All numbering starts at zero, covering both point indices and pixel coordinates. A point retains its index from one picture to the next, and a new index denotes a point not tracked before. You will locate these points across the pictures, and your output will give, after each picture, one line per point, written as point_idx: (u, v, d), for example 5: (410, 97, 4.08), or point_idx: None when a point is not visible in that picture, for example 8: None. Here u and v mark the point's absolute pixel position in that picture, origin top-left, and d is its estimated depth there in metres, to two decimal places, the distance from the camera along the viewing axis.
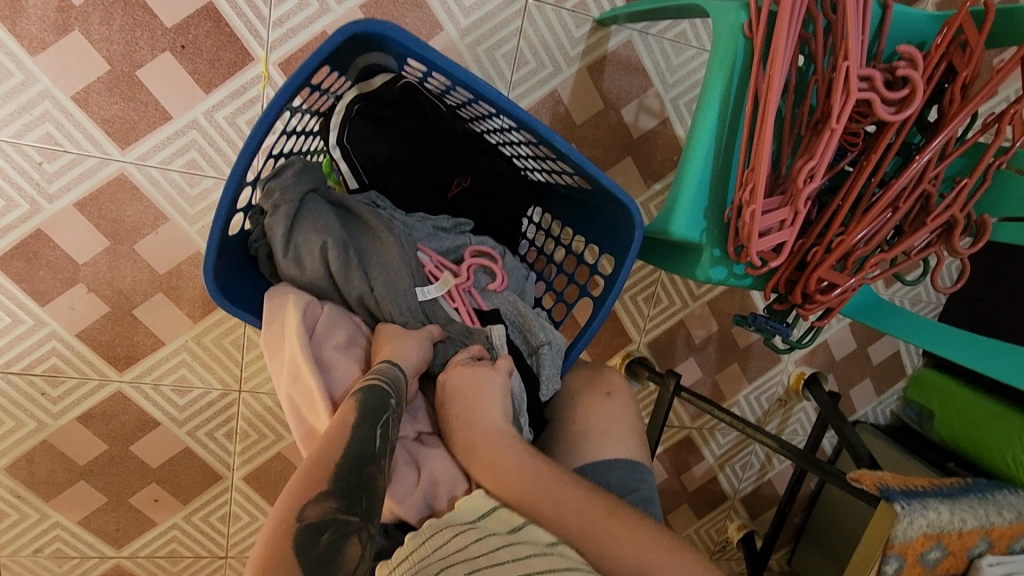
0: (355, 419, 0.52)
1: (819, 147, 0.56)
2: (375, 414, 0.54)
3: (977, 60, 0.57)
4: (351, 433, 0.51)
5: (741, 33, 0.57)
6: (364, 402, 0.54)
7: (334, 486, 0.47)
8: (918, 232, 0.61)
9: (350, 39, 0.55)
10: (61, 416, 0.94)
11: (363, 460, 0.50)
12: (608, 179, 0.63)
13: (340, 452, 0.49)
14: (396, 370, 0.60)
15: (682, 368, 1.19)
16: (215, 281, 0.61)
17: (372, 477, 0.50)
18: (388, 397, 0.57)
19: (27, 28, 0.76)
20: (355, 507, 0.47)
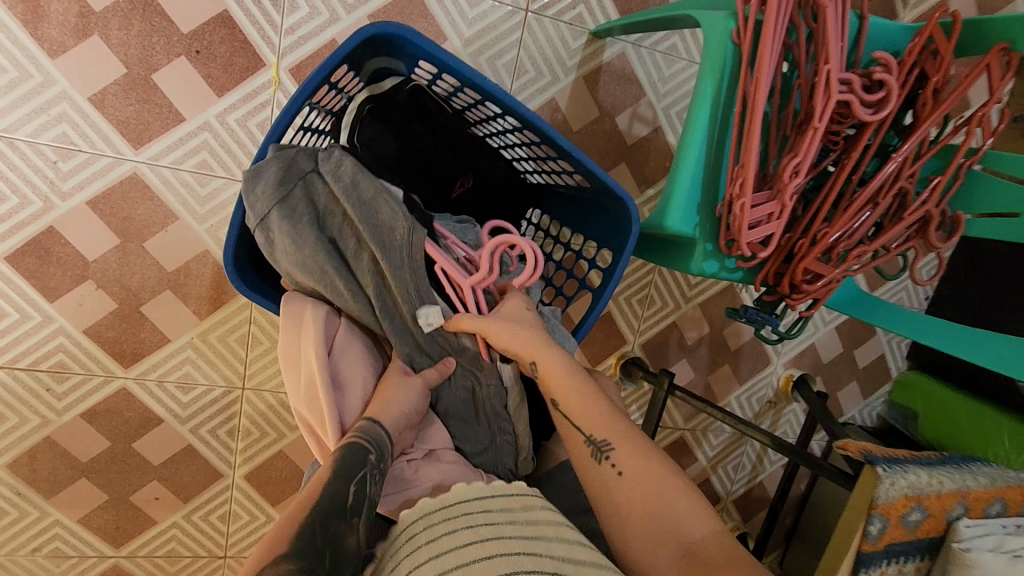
0: (329, 476, 0.53)
1: (803, 145, 0.60)
2: (351, 470, 0.54)
3: (946, 66, 0.61)
4: (323, 492, 0.51)
5: (729, 39, 0.61)
6: (343, 459, 0.55)
7: (294, 548, 0.46)
8: (897, 226, 0.65)
9: (367, 40, 0.59)
10: (66, 412, 0.95)
11: (332, 516, 0.50)
12: (606, 176, 0.67)
13: (303, 514, 0.49)
14: (379, 427, 0.59)
15: (675, 370, 1.22)
16: (235, 269, 0.65)
17: (341, 535, 0.49)
18: (368, 452, 0.56)
19: (48, 32, 0.79)
20: (320, 565, 0.46)
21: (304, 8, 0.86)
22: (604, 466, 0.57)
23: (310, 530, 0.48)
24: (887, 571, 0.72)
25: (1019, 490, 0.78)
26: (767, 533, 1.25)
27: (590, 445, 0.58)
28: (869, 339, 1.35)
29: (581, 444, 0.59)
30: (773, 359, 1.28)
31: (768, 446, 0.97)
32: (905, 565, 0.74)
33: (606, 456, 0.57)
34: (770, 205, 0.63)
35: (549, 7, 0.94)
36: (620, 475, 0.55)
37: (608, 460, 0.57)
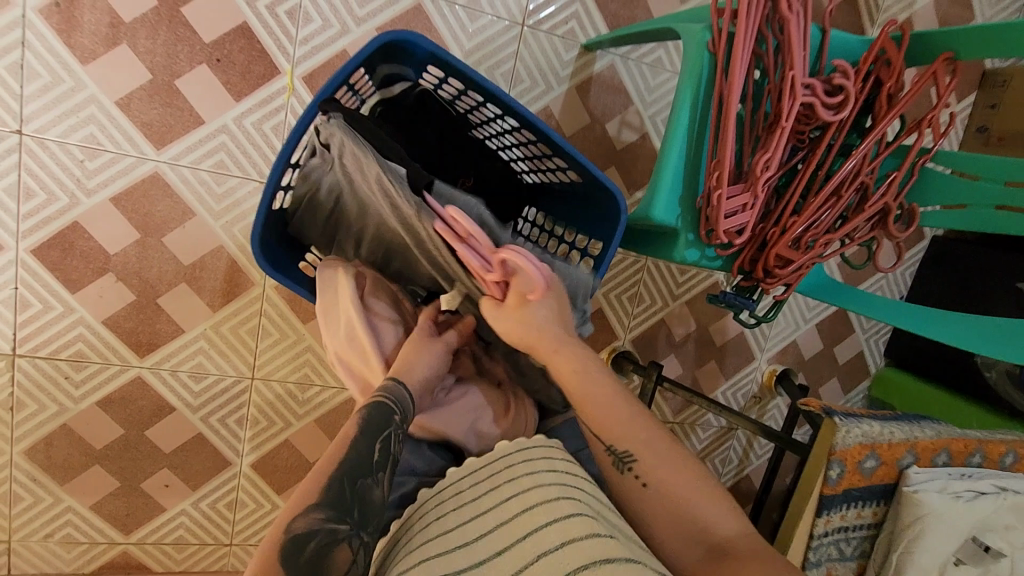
0: (356, 433, 0.56)
1: (773, 142, 0.67)
2: (376, 429, 0.58)
3: (898, 73, 0.69)
4: (350, 450, 0.55)
5: (706, 49, 0.69)
6: (372, 415, 0.59)
7: (322, 500, 0.50)
8: (859, 217, 0.72)
9: (382, 46, 0.66)
10: (83, 400, 0.99)
11: (357, 473, 0.53)
12: (598, 171, 0.73)
13: (333, 470, 0.52)
14: (402, 390, 0.63)
15: (664, 365, 1.27)
16: (261, 252, 0.71)
17: (367, 490, 0.53)
18: (394, 413, 0.60)
19: (80, 40, 0.86)
20: (347, 517, 0.50)
21: (317, 20, 0.93)
22: (628, 477, 0.59)
23: (338, 487, 0.51)
24: (847, 513, 0.82)
25: (960, 441, 0.89)
26: (755, 520, 1.31)
27: (611, 456, 0.60)
28: (849, 336, 1.40)
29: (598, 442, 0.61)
30: (757, 355, 1.34)
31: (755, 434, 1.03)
32: (863, 509, 0.85)
33: (628, 468, 0.59)
34: (744, 196, 0.69)
35: (544, 22, 1.02)
36: (645, 488, 0.58)
37: (630, 472, 0.59)
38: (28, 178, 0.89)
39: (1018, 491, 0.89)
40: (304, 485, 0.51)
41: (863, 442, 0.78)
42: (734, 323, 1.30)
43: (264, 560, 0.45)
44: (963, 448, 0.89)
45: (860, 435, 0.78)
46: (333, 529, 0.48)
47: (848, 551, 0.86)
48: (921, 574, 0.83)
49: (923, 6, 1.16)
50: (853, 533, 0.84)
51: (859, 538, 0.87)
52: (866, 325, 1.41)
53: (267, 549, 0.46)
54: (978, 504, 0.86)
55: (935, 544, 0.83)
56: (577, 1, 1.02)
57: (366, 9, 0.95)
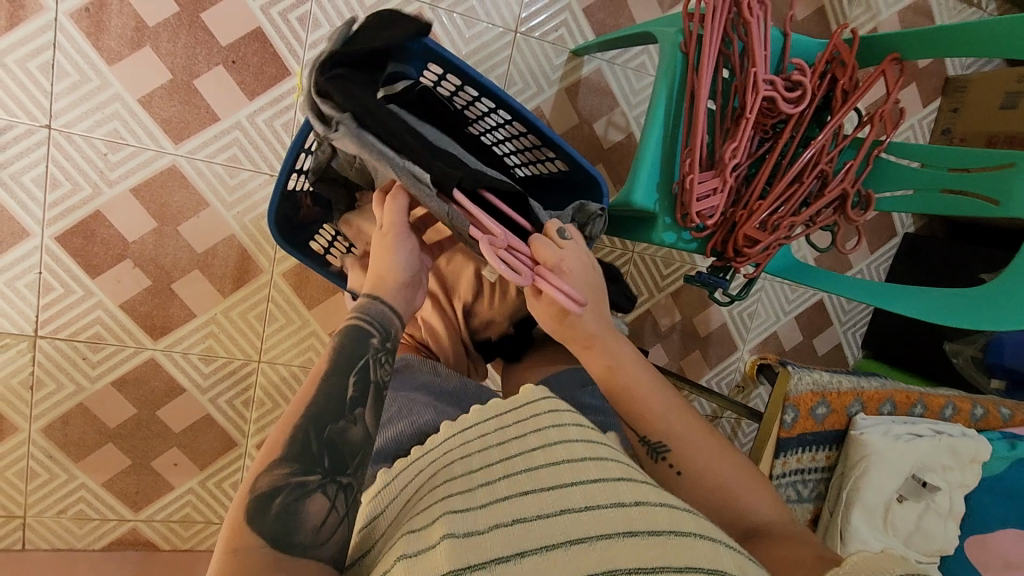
0: (328, 371, 0.56)
1: (739, 132, 0.75)
2: (349, 364, 0.58)
3: (850, 71, 0.77)
4: (320, 392, 0.54)
5: (679, 49, 0.77)
6: (346, 341, 0.60)
7: (290, 451, 0.50)
8: (820, 200, 0.80)
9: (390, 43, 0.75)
10: (99, 380, 1.05)
11: (326, 418, 0.53)
12: (584, 159, 0.82)
13: (299, 418, 0.52)
14: (380, 305, 0.64)
15: (650, 353, 1.34)
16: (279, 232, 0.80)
17: (340, 432, 0.53)
18: (372, 336, 0.61)
19: (108, 43, 0.93)
20: (317, 467, 0.50)
21: (325, 26, 1.01)
22: (661, 465, 0.64)
23: (305, 438, 0.51)
24: (802, 456, 0.93)
25: (903, 393, 0.99)
26: None
27: (646, 446, 0.65)
28: (827, 329, 1.47)
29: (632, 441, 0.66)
30: (739, 345, 1.40)
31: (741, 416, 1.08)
32: (816, 452, 0.95)
33: (662, 457, 0.63)
34: (715, 181, 0.77)
35: (535, 29, 1.10)
36: (679, 475, 0.62)
37: (664, 460, 0.63)
38: (54, 169, 0.95)
39: (952, 434, 0.97)
40: (272, 437, 0.51)
41: (812, 380, 0.89)
42: (717, 314, 1.37)
43: (236, 520, 0.46)
44: (906, 399, 1.00)
45: (809, 375, 0.89)
46: (301, 482, 0.49)
47: (806, 493, 0.95)
48: (869, 512, 0.90)
49: (887, 18, 1.25)
50: (809, 475, 0.94)
51: (815, 481, 0.96)
52: (844, 318, 1.48)
53: (238, 509, 0.47)
54: (916, 443, 0.93)
55: (879, 479, 0.91)
56: (566, 10, 1.11)
57: (371, 16, 1.02)
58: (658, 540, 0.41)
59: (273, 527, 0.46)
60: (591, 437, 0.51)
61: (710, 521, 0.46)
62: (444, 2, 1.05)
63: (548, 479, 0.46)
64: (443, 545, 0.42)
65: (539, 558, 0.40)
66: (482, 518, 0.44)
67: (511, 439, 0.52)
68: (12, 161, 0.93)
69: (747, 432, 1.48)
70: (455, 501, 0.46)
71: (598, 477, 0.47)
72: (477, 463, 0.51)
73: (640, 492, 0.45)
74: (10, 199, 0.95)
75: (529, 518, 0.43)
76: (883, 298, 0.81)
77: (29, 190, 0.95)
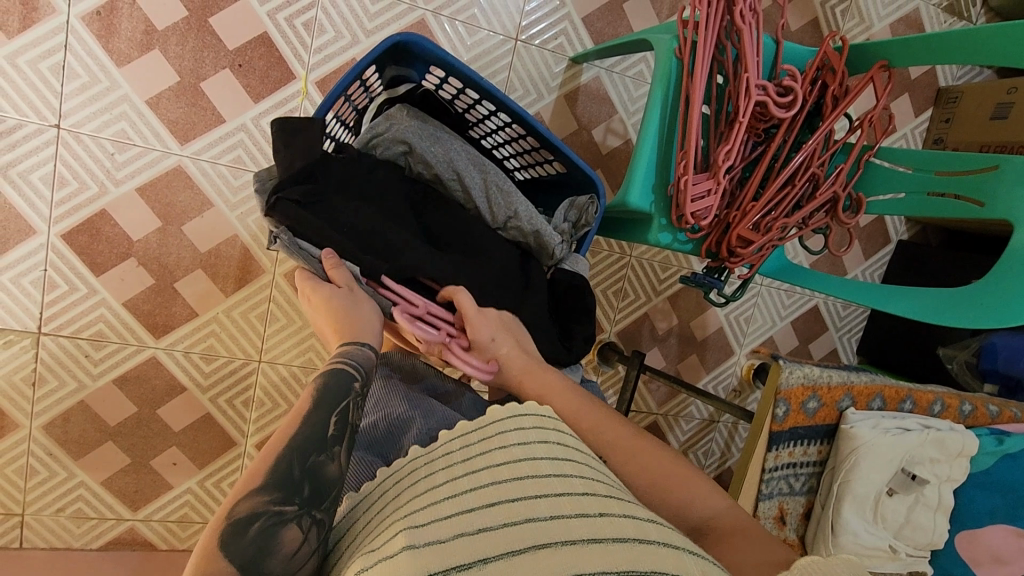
0: (311, 407, 0.54)
1: (732, 136, 0.77)
2: (334, 400, 0.56)
3: (840, 77, 0.79)
4: (304, 422, 0.53)
5: (673, 55, 0.79)
6: (329, 387, 0.56)
7: (270, 483, 0.48)
8: (811, 203, 0.82)
9: (394, 45, 0.76)
10: (100, 377, 1.06)
11: (310, 449, 0.51)
12: (581, 160, 0.83)
13: (280, 450, 0.50)
14: (362, 350, 0.62)
15: (647, 357, 1.35)
16: None
17: (320, 466, 0.52)
18: (355, 380, 0.59)
19: (118, 46, 0.95)
20: (296, 496, 0.49)
21: (330, 32, 1.03)
22: None
23: (286, 467, 0.49)
24: (794, 450, 0.94)
25: (893, 387, 1.00)
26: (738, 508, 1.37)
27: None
28: (823, 334, 1.48)
29: None
30: (736, 349, 1.42)
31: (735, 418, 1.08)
32: (808, 446, 0.96)
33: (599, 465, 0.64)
34: (708, 183, 0.79)
35: (535, 37, 1.13)
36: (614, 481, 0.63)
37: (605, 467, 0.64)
38: (62, 168, 0.97)
39: (940, 428, 0.98)
40: (249, 473, 0.49)
41: (804, 373, 0.90)
42: (714, 318, 1.38)
43: (208, 550, 0.44)
44: (895, 394, 1.01)
45: (802, 368, 0.89)
46: (279, 511, 0.47)
47: (797, 486, 0.97)
48: (858, 502, 0.93)
49: (880, 29, 1.28)
50: (801, 468, 0.95)
51: (806, 475, 0.97)
52: (839, 323, 1.49)
53: (209, 536, 0.45)
54: (905, 438, 0.93)
55: (869, 473, 0.93)
56: (566, 19, 1.13)
57: (375, 22, 1.05)
58: (622, 549, 0.43)
59: (245, 555, 0.45)
60: (559, 457, 0.53)
61: (677, 531, 0.48)
62: (447, 9, 1.07)
63: (514, 493, 0.48)
64: (403, 555, 0.42)
65: (499, 567, 0.41)
66: (443, 529, 0.45)
67: (477, 453, 0.53)
68: (21, 160, 0.95)
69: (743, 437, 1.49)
70: (418, 515, 0.47)
71: (564, 490, 0.48)
72: (441, 479, 0.51)
73: (604, 504, 0.47)
74: (18, 197, 0.96)
75: (491, 529, 0.44)
76: (876, 300, 0.82)
77: (36, 189, 0.97)
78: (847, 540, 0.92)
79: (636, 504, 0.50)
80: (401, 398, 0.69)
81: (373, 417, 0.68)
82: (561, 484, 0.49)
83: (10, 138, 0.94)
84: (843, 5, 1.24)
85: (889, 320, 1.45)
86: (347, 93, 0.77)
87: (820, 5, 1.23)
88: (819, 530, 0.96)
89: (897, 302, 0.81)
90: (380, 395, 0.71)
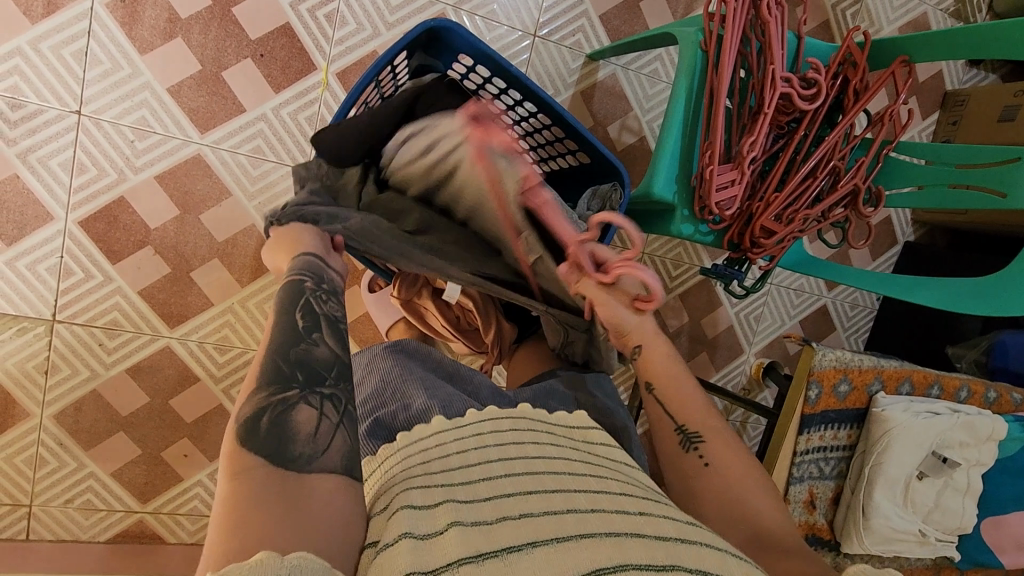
0: (276, 314, 0.58)
1: (757, 127, 0.78)
2: (296, 301, 0.60)
3: (861, 71, 0.81)
4: (277, 325, 0.57)
5: (698, 47, 0.80)
6: (283, 295, 0.60)
7: (265, 379, 0.51)
8: (833, 194, 0.83)
9: (425, 32, 0.77)
10: (113, 366, 1.05)
11: (287, 344, 0.55)
12: (606, 150, 0.84)
13: (264, 351, 0.54)
14: (306, 261, 0.66)
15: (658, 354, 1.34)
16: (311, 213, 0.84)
17: (306, 354, 0.55)
18: (304, 282, 0.63)
19: (141, 33, 0.96)
20: (293, 381, 0.52)
21: (352, 24, 1.04)
22: (690, 455, 0.66)
23: (273, 362, 0.53)
24: (825, 434, 0.96)
25: (921, 372, 1.02)
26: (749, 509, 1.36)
27: (679, 434, 0.67)
28: (831, 335, 1.47)
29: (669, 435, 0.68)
30: (746, 346, 1.40)
31: (750, 411, 1.09)
32: (838, 430, 0.98)
33: (694, 446, 0.66)
34: (733, 173, 0.79)
35: (553, 33, 1.14)
36: (706, 465, 0.65)
37: (693, 450, 0.66)
38: (81, 155, 0.97)
39: (969, 412, 1.00)
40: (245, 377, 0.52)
41: (832, 354, 0.92)
42: (724, 315, 1.38)
43: (232, 445, 0.46)
44: (922, 379, 1.02)
45: (830, 350, 0.92)
46: (283, 398, 0.50)
47: (827, 471, 0.99)
48: (891, 481, 0.96)
49: (889, 33, 1.30)
50: (830, 453, 0.98)
51: (836, 460, 1.00)
52: (847, 324, 1.48)
53: (230, 432, 0.47)
54: (935, 421, 0.96)
55: (900, 455, 0.96)
56: (583, 17, 1.15)
57: (396, 15, 1.06)
58: (666, 546, 0.44)
59: (268, 444, 0.46)
60: (590, 458, 0.57)
61: (713, 533, 0.49)
62: (466, 4, 1.08)
63: (553, 484, 0.50)
64: (453, 531, 0.43)
65: (550, 550, 0.42)
66: (488, 510, 0.46)
67: (511, 443, 0.56)
68: (40, 146, 0.95)
69: (752, 435, 1.46)
70: (460, 492, 0.48)
71: (600, 489, 0.50)
72: (475, 458, 0.53)
73: (642, 504, 0.49)
74: (37, 182, 0.96)
75: (537, 514, 0.45)
76: (905, 289, 0.86)
77: (55, 175, 0.97)
78: (878, 522, 0.96)
79: (669, 506, 0.52)
80: (418, 385, 0.67)
81: (387, 407, 0.65)
82: (597, 484, 0.51)
83: (31, 123, 0.94)
84: (853, 8, 1.26)
85: (898, 321, 1.46)
86: (378, 78, 0.79)
87: (830, 8, 1.25)
88: (849, 516, 0.99)
89: (922, 292, 0.84)
90: (393, 384, 0.69)
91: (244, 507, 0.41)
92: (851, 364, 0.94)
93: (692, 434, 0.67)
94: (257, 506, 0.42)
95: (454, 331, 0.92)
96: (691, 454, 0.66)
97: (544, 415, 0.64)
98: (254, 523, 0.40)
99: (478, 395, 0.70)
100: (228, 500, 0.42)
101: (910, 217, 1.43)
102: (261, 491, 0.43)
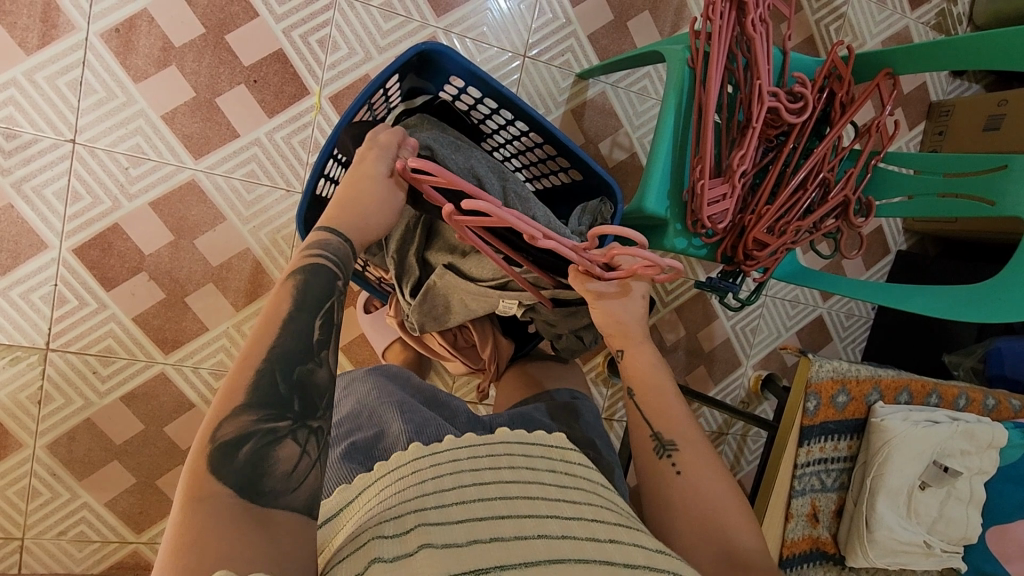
0: (294, 309, 0.55)
1: (745, 141, 0.79)
2: (313, 304, 0.57)
3: (847, 84, 0.83)
4: (288, 328, 0.54)
5: (686, 65, 0.82)
6: (306, 285, 0.57)
7: (260, 397, 0.49)
8: (825, 205, 0.84)
9: (418, 55, 0.78)
10: (107, 395, 1.04)
11: (295, 358, 0.53)
12: (599, 169, 0.86)
13: (262, 360, 0.51)
14: (337, 243, 0.63)
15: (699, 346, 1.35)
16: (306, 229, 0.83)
17: (308, 374, 0.53)
18: (335, 275, 0.61)
19: (135, 62, 0.97)
20: (287, 413, 0.50)
21: (344, 49, 1.05)
22: (664, 461, 0.66)
23: (271, 380, 0.50)
24: (825, 445, 0.96)
25: (919, 381, 1.02)
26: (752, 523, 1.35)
27: (656, 442, 0.67)
28: (827, 344, 1.47)
29: (646, 440, 0.68)
30: (745, 359, 1.40)
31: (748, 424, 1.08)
32: (838, 442, 0.97)
33: (668, 453, 0.66)
34: (723, 187, 0.80)
35: (543, 54, 1.16)
36: (678, 473, 0.65)
37: (667, 457, 0.66)
38: (76, 183, 0.98)
39: (969, 420, 1.00)
40: (234, 376, 0.50)
41: (827, 364, 0.91)
42: (721, 328, 1.37)
43: (198, 465, 0.46)
44: (921, 388, 1.02)
45: (827, 360, 0.92)
46: (272, 429, 0.49)
47: (829, 483, 0.98)
48: (891, 493, 0.95)
49: (873, 46, 1.33)
50: (832, 464, 0.97)
51: (837, 471, 0.99)
52: (843, 333, 1.48)
53: (199, 458, 0.46)
54: (934, 430, 0.96)
55: (901, 465, 0.95)
56: (572, 37, 1.16)
57: (388, 39, 1.07)
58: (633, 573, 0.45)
59: (239, 475, 0.46)
60: (566, 479, 0.57)
61: (681, 562, 0.49)
62: (457, 27, 1.10)
63: (524, 508, 0.49)
64: (424, 552, 0.44)
65: (520, 571, 0.42)
66: (460, 533, 0.46)
67: (485, 467, 0.55)
68: (34, 175, 0.96)
69: (753, 449, 1.44)
70: (432, 514, 0.48)
71: (572, 514, 0.50)
72: (450, 483, 0.53)
73: (614, 531, 0.49)
74: (30, 211, 0.96)
75: (508, 538, 0.46)
76: (897, 298, 0.87)
77: (49, 204, 0.97)
78: (882, 535, 0.95)
79: (640, 531, 0.52)
80: (396, 408, 0.67)
81: (363, 432, 0.66)
82: (570, 507, 0.51)
83: (26, 152, 0.95)
84: (836, 23, 1.29)
85: (894, 330, 1.46)
86: (370, 103, 0.79)
87: (814, 24, 1.28)
88: (852, 527, 0.98)
89: (914, 301, 0.85)
90: (371, 408, 0.69)
91: (200, 530, 0.42)
92: (847, 375, 0.94)
93: (665, 442, 0.67)
94: (209, 529, 0.42)
95: (452, 349, 0.92)
96: (664, 459, 0.66)
97: (523, 435, 0.62)
98: (204, 544, 0.41)
99: (455, 421, 0.70)
100: (180, 529, 0.42)
101: (901, 226, 1.44)
102: (225, 522, 0.43)
